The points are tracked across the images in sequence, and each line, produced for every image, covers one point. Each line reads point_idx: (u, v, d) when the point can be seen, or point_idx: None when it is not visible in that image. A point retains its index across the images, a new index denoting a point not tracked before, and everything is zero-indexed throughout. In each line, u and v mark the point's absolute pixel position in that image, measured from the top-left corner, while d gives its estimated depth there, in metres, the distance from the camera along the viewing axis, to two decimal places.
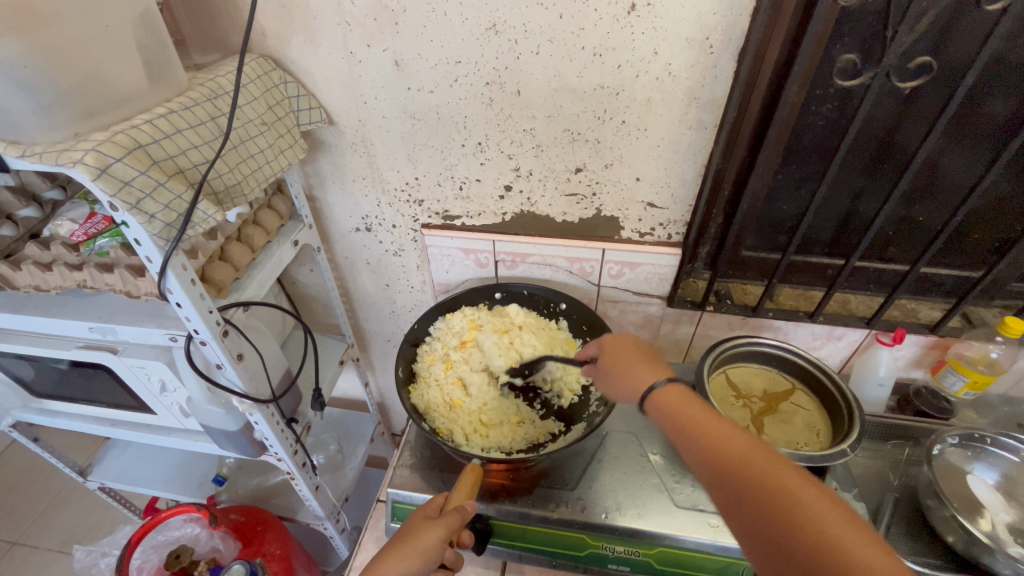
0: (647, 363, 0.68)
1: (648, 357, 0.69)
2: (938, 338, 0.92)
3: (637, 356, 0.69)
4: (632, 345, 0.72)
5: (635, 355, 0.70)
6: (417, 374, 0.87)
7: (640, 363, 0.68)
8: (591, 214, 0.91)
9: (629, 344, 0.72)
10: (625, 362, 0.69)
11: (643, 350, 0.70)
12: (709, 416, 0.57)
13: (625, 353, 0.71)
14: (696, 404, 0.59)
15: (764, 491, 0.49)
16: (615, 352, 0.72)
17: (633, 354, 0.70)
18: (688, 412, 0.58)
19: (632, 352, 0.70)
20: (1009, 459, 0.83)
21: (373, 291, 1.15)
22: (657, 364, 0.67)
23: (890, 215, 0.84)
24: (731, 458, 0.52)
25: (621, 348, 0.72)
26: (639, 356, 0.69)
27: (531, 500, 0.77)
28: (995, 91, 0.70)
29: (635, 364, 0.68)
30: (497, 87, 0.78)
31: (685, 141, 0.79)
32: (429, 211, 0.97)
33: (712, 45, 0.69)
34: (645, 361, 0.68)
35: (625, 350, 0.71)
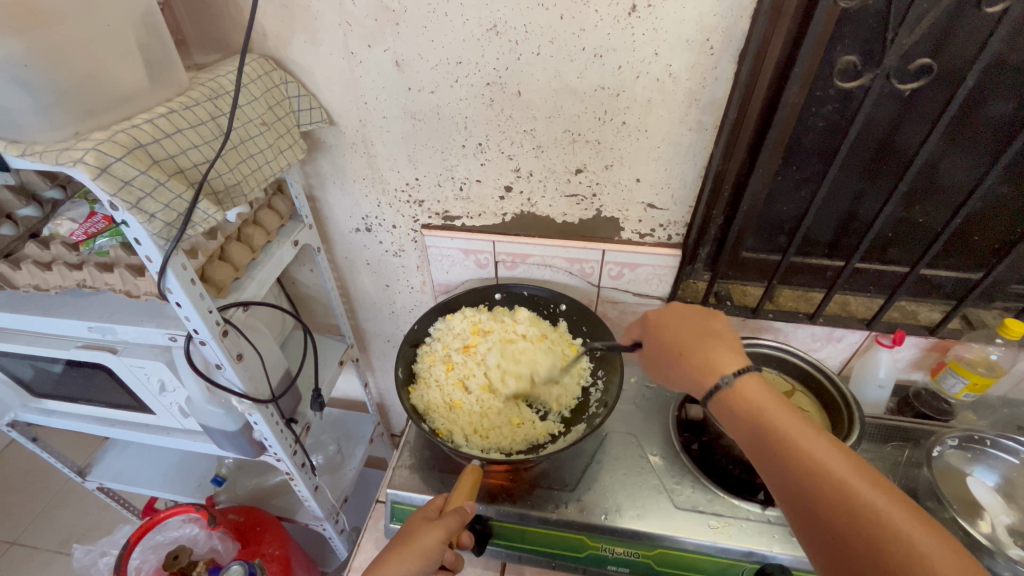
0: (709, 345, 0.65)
1: (708, 333, 0.67)
2: (938, 340, 0.92)
3: (698, 332, 0.68)
4: (693, 321, 0.70)
5: (695, 331, 0.68)
6: (417, 375, 0.87)
7: (700, 340, 0.66)
8: (591, 215, 0.91)
9: (687, 319, 0.70)
10: (683, 339, 0.67)
11: (700, 326, 0.69)
12: (773, 405, 0.58)
13: (682, 330, 0.69)
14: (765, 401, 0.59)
15: (827, 487, 0.52)
16: (673, 329, 0.70)
17: (692, 331, 0.68)
18: (755, 405, 0.59)
19: (688, 333, 0.68)
20: (1009, 461, 0.83)
21: (373, 291, 1.15)
22: (721, 341, 0.65)
23: (890, 216, 0.84)
24: (797, 451, 0.54)
25: (682, 324, 0.70)
26: (699, 333, 0.67)
27: (531, 501, 0.77)
28: (995, 92, 0.70)
29: (695, 343, 0.66)
30: (498, 87, 0.78)
31: (685, 142, 0.79)
32: (429, 212, 0.97)
33: (712, 46, 0.69)
34: (706, 338, 0.66)
35: (686, 327, 0.69)
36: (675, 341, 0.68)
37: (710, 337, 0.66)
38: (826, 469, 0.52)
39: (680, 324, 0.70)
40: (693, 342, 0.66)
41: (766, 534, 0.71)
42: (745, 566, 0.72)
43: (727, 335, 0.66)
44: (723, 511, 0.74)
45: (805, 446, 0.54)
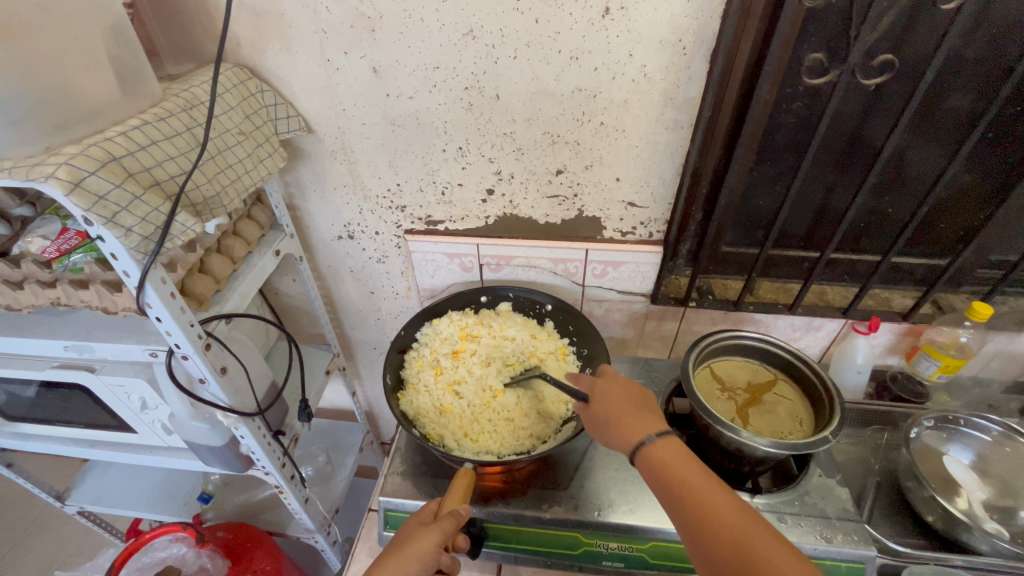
0: (637, 415, 0.68)
1: (638, 402, 0.70)
2: (910, 325, 0.95)
3: (630, 401, 0.70)
4: (625, 389, 0.71)
5: (629, 400, 0.70)
6: (406, 380, 0.85)
7: (632, 411, 0.68)
8: (573, 215, 0.92)
9: (620, 387, 0.72)
10: (615, 406, 0.69)
11: (632, 399, 0.70)
12: (685, 462, 0.62)
13: (616, 397, 0.70)
14: (678, 459, 0.62)
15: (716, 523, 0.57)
16: (606, 394, 0.71)
17: (625, 398, 0.70)
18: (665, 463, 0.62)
19: (622, 403, 0.69)
20: (982, 439, 0.87)
21: (358, 298, 1.14)
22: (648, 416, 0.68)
23: (862, 207, 0.87)
24: (696, 498, 0.59)
25: (614, 390, 0.71)
26: (630, 403, 0.69)
27: (524, 502, 0.77)
28: (954, 86, 0.73)
29: (625, 413, 0.68)
30: (477, 91, 0.79)
31: (662, 140, 0.80)
32: (411, 217, 0.97)
33: (685, 46, 0.71)
34: (638, 408, 0.69)
35: (618, 393, 0.71)
36: (606, 411, 0.69)
37: (640, 407, 0.69)
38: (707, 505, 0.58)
39: (609, 391, 0.71)
40: (624, 411, 0.68)
41: None
42: None
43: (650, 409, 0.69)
44: None
45: (699, 494, 0.59)
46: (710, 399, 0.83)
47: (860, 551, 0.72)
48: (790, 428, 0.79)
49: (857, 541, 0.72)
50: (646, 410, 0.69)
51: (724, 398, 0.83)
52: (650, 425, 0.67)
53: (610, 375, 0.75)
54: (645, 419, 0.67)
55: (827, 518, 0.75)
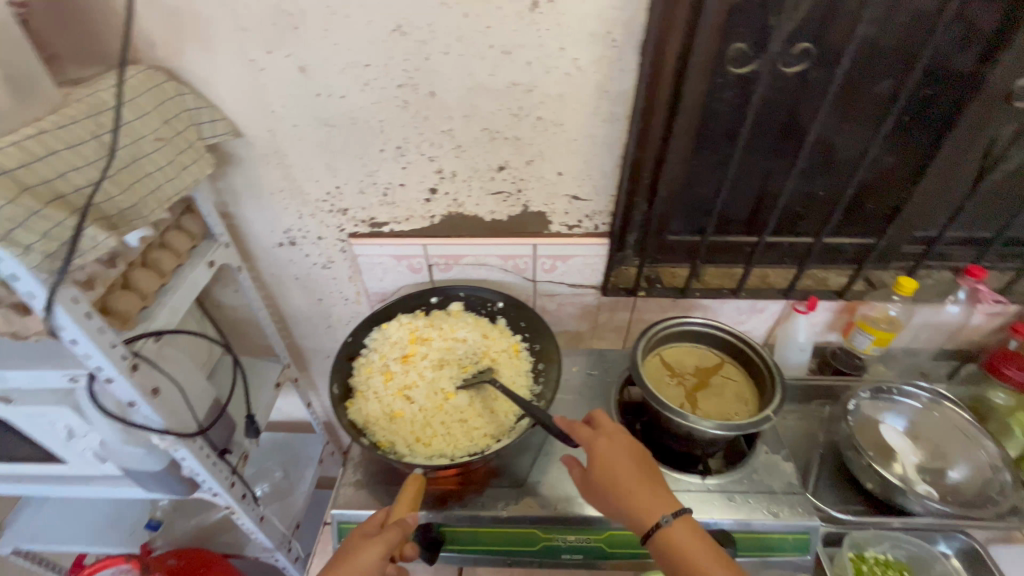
0: (641, 484, 0.66)
1: (645, 472, 0.67)
2: (846, 303, 0.99)
3: (640, 471, 0.67)
4: (631, 455, 0.68)
5: (639, 472, 0.67)
6: (354, 388, 0.82)
7: (645, 485, 0.66)
8: (518, 211, 0.92)
9: (622, 448, 0.69)
10: (618, 473, 0.66)
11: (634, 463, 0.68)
12: (689, 537, 0.63)
13: (624, 467, 0.67)
14: (683, 534, 0.63)
15: None
16: (613, 461, 0.67)
17: (635, 468, 0.67)
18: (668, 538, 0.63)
19: (625, 469, 0.67)
20: (913, 406, 0.91)
21: (305, 306, 1.10)
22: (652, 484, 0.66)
23: (794, 191, 0.90)
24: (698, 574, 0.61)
25: (620, 456, 0.68)
26: (640, 473, 0.67)
27: (481, 502, 0.76)
28: (871, 72, 0.77)
29: (636, 488, 0.65)
30: (411, 89, 0.77)
31: (600, 133, 0.81)
32: (354, 220, 0.94)
33: (615, 39, 0.71)
34: (649, 480, 0.67)
35: (625, 459, 0.68)
36: (609, 479, 0.66)
37: (646, 476, 0.67)
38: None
39: (612, 457, 0.68)
40: (636, 486, 0.66)
41: (706, 504, 0.76)
42: None
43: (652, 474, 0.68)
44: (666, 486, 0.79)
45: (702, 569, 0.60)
46: (660, 387, 0.84)
47: (805, 522, 0.74)
48: (737, 409, 0.81)
49: (801, 513, 0.75)
50: (654, 480, 0.67)
51: (674, 384, 0.85)
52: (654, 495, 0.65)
53: (609, 433, 0.70)
54: (657, 493, 0.66)
55: (774, 493, 0.78)
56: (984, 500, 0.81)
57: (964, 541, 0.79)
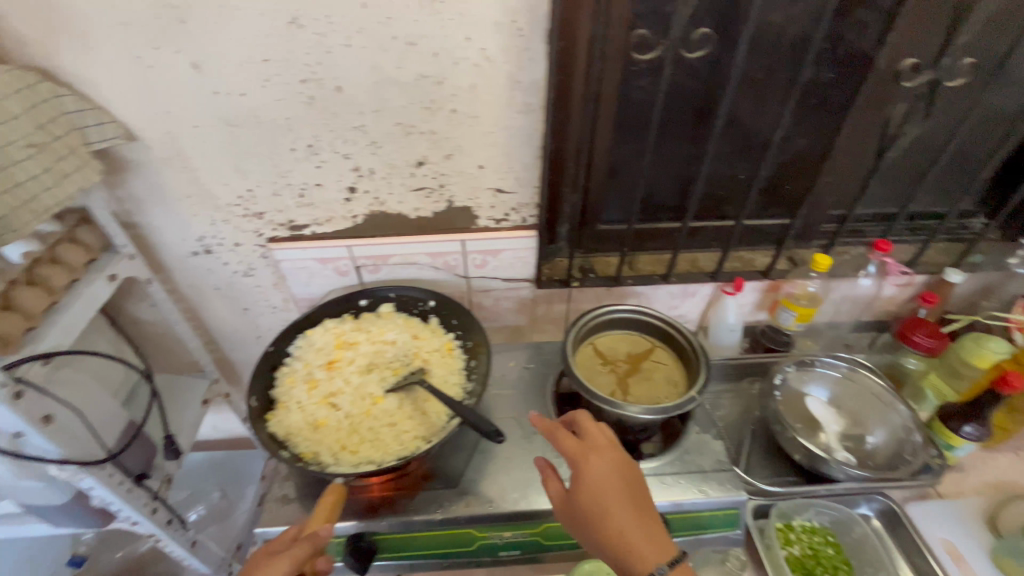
0: (633, 517, 0.61)
1: (635, 500, 0.63)
2: (770, 282, 1.02)
3: (630, 499, 0.63)
4: (622, 477, 0.64)
5: (629, 500, 0.63)
6: (276, 400, 0.79)
7: (635, 516, 0.62)
8: (443, 207, 0.90)
9: (614, 472, 0.64)
10: (608, 502, 0.62)
11: (625, 490, 0.63)
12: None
13: (614, 493, 0.62)
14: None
15: None
16: (602, 484, 0.63)
17: (626, 495, 0.63)
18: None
19: (616, 499, 0.62)
20: (835, 377, 0.95)
21: (231, 317, 1.05)
22: (642, 516, 0.62)
23: (712, 175, 0.92)
24: None
25: (611, 480, 0.63)
26: (630, 502, 0.62)
27: (414, 507, 0.74)
28: (773, 54, 0.79)
29: (627, 521, 0.61)
30: (315, 84, 0.74)
31: (517, 124, 0.80)
32: (272, 224, 0.90)
33: (520, 27, 0.70)
34: (638, 511, 0.62)
35: (614, 483, 0.63)
36: (599, 508, 0.62)
37: (637, 505, 0.63)
38: None
39: (599, 478, 0.63)
40: (624, 515, 0.61)
41: None
42: None
43: (644, 505, 0.63)
44: None
45: None
46: (592, 376, 0.85)
47: (733, 498, 0.76)
48: (666, 392, 0.83)
49: (730, 489, 0.77)
50: (644, 510, 0.63)
51: (606, 372, 0.86)
52: (645, 530, 0.61)
53: (601, 453, 0.65)
54: (647, 528, 0.61)
55: (704, 472, 0.79)
56: (899, 462, 0.85)
57: (883, 502, 0.83)
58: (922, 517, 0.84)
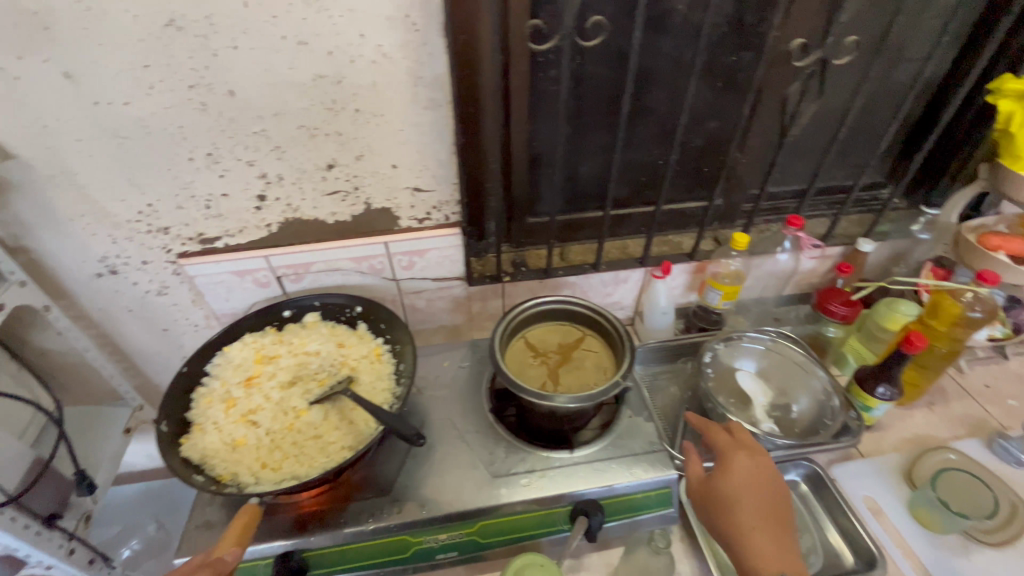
0: (761, 518, 0.68)
1: (768, 505, 0.69)
2: (697, 263, 1.04)
3: (767, 505, 0.69)
4: (766, 481, 0.71)
5: (765, 504, 0.69)
6: (191, 422, 0.75)
7: (765, 519, 0.68)
8: (361, 210, 0.88)
9: (756, 472, 0.71)
10: (742, 496, 0.69)
11: (759, 493, 0.70)
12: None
13: (750, 490, 0.69)
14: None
15: None
16: (744, 479, 0.70)
17: (763, 498, 0.69)
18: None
19: (751, 497, 0.69)
20: (761, 350, 0.99)
21: (150, 339, 1.00)
22: (770, 519, 0.68)
23: (627, 162, 0.95)
24: None
25: (756, 479, 0.70)
26: (765, 506, 0.69)
27: (345, 519, 0.72)
28: (670, 40, 0.81)
29: (755, 519, 0.67)
30: (205, 89, 0.70)
31: (425, 121, 0.78)
32: (180, 238, 0.86)
33: (414, 22, 0.68)
34: (771, 517, 0.68)
35: (756, 485, 0.70)
36: (731, 498, 0.69)
37: (769, 507, 0.69)
38: None
39: (739, 472, 0.71)
40: (755, 514, 0.68)
41: (572, 477, 0.77)
42: (560, 512, 0.76)
43: (776, 512, 0.69)
44: (536, 466, 0.78)
45: None
46: (523, 369, 0.84)
47: (664, 478, 0.77)
48: (596, 379, 0.83)
49: (662, 470, 0.78)
50: (776, 520, 0.68)
51: (537, 364, 0.85)
52: (770, 532, 0.67)
53: (750, 455, 0.73)
54: (774, 536, 0.67)
55: (636, 454, 0.80)
56: (819, 425, 0.88)
57: (809, 467, 0.87)
58: (846, 477, 0.88)
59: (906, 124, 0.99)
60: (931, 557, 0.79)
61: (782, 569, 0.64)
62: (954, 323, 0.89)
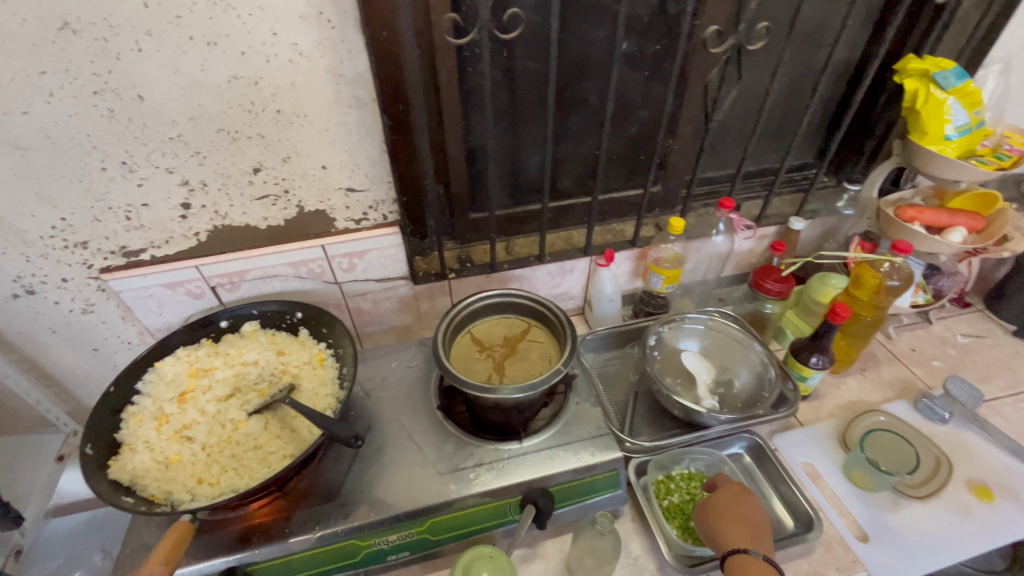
0: (740, 521, 0.71)
1: (751, 513, 0.73)
2: (639, 249, 1.07)
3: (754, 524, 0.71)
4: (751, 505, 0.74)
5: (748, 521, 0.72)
6: (121, 443, 0.72)
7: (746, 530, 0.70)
8: (294, 213, 0.86)
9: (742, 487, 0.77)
10: (724, 501, 0.75)
11: (740, 501, 0.74)
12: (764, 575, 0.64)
13: (732, 498, 0.75)
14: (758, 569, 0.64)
15: None
16: (728, 500, 0.75)
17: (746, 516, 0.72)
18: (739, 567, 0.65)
19: (732, 504, 0.74)
20: (703, 331, 1.02)
21: (78, 361, 0.95)
22: (749, 523, 0.71)
23: (563, 153, 0.96)
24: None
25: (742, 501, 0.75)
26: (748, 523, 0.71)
27: (290, 528, 0.71)
28: (593, 31, 0.83)
29: (733, 521, 0.72)
30: (111, 94, 0.67)
31: (352, 119, 0.77)
32: (101, 252, 0.82)
33: (329, 19, 0.67)
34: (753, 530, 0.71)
35: (742, 508, 0.74)
36: (714, 505, 0.75)
37: (752, 516, 0.73)
38: None
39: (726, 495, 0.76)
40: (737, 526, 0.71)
41: (520, 467, 0.77)
42: (510, 503, 0.76)
43: (757, 519, 0.72)
44: (484, 459, 0.78)
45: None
46: (469, 364, 0.84)
47: (611, 461, 0.79)
48: (541, 369, 0.83)
49: (608, 453, 0.79)
50: (758, 527, 0.71)
51: (483, 358, 0.85)
52: (748, 533, 0.70)
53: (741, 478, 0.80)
54: (753, 537, 0.70)
55: (583, 440, 0.80)
56: (759, 398, 0.91)
57: (750, 439, 0.91)
58: (787, 446, 0.92)
59: (826, 105, 1.04)
60: (866, 516, 0.83)
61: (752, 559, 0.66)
62: (875, 292, 0.93)
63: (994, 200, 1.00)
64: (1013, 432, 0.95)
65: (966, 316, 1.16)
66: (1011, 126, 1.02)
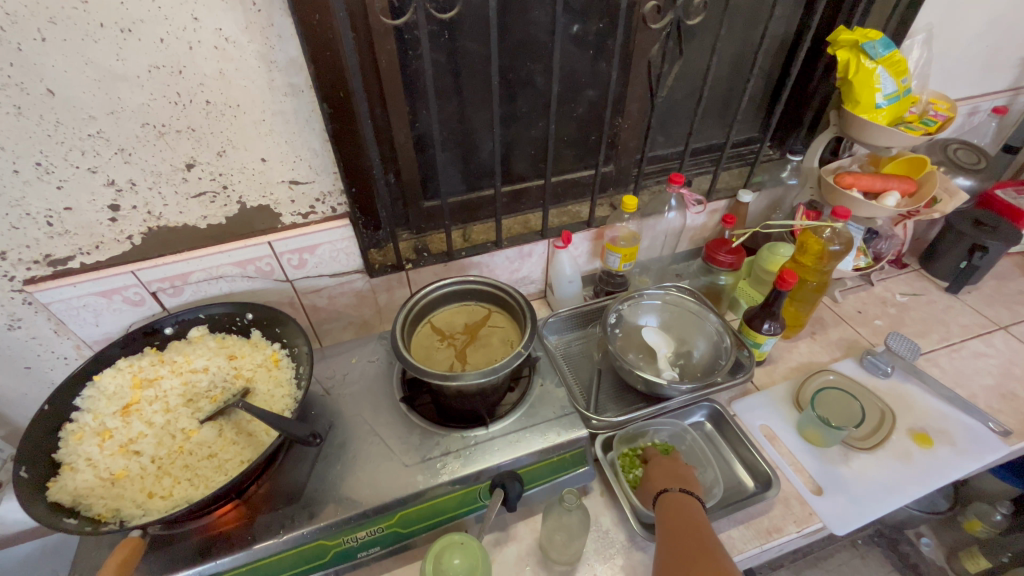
0: (670, 480, 0.79)
1: (677, 473, 0.80)
2: (595, 230, 1.07)
3: (688, 496, 0.74)
4: (682, 475, 0.79)
5: (693, 514, 0.70)
6: (61, 463, 0.68)
7: (689, 528, 0.68)
8: (235, 209, 0.82)
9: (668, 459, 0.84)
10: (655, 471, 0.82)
11: (667, 465, 0.82)
12: (689, 513, 0.70)
13: (660, 466, 0.83)
14: (686, 509, 0.71)
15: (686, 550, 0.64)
16: (661, 475, 0.81)
17: (675, 485, 0.78)
18: (668, 511, 0.71)
19: (663, 470, 0.82)
20: (660, 306, 1.04)
21: (8, 380, 0.88)
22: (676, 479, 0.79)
23: (513, 136, 0.95)
24: (683, 531, 0.67)
25: (674, 474, 0.80)
26: (679, 490, 0.75)
27: (253, 534, 0.69)
28: (534, 9, 0.81)
29: (665, 480, 0.79)
30: (15, 88, 0.61)
31: (289, 108, 0.74)
32: (22, 262, 0.75)
33: (254, 2, 0.64)
34: (699, 526, 0.68)
35: (671, 476, 0.80)
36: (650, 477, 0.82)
37: (678, 473, 0.80)
38: (687, 540, 0.66)
39: (659, 464, 0.83)
40: (666, 492, 0.75)
41: (488, 452, 0.77)
42: (480, 488, 0.76)
43: (683, 475, 0.80)
44: (451, 447, 0.78)
45: (683, 530, 0.67)
46: (430, 354, 0.83)
47: (577, 439, 0.80)
48: (503, 354, 0.83)
49: (574, 433, 0.80)
50: (683, 480, 0.79)
51: (444, 347, 0.84)
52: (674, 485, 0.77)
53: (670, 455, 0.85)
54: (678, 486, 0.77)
55: (549, 420, 0.81)
56: (716, 365, 0.94)
57: (710, 407, 0.94)
58: (744, 411, 0.96)
59: (767, 79, 1.07)
60: (818, 469, 0.87)
61: (676, 502, 0.73)
62: (819, 257, 0.96)
63: (923, 163, 1.05)
64: (948, 380, 1.01)
65: (903, 276, 1.24)
66: (936, 93, 1.08)
